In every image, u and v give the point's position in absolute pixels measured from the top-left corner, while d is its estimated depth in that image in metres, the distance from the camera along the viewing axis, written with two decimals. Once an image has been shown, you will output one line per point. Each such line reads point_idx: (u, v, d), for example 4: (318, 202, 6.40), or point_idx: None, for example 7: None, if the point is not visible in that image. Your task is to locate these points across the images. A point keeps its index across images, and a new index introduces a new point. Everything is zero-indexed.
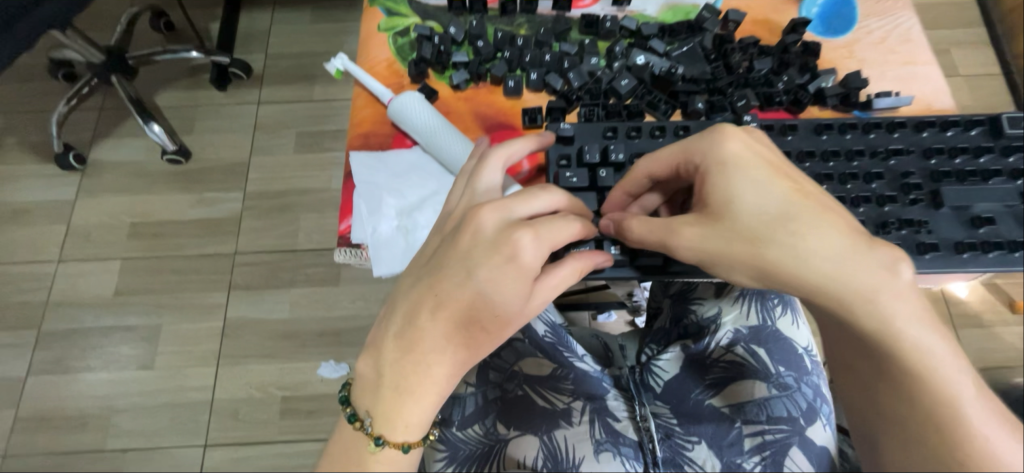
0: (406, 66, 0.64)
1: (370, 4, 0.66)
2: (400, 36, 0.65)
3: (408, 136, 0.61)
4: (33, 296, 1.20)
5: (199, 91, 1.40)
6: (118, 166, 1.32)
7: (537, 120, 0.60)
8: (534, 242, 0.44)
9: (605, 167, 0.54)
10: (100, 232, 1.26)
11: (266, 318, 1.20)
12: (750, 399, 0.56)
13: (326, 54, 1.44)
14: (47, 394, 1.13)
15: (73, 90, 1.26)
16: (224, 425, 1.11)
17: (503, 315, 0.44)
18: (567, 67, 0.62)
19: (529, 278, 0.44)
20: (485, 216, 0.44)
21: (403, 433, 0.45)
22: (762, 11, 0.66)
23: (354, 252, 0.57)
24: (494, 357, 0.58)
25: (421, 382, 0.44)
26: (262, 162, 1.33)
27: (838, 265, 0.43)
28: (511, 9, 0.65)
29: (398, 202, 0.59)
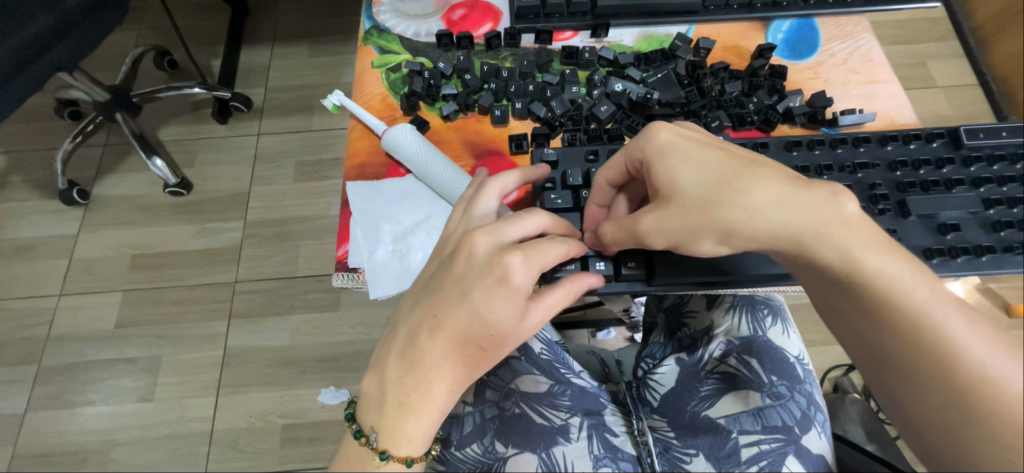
0: (398, 99, 0.67)
1: (363, 43, 0.70)
2: (392, 72, 0.68)
3: (402, 165, 0.64)
4: (35, 331, 1.21)
5: (201, 125, 1.44)
6: (121, 199, 1.35)
7: (524, 146, 0.63)
8: (525, 265, 0.45)
9: (588, 188, 0.57)
10: (102, 265, 1.28)
11: (267, 345, 1.20)
12: (745, 410, 0.57)
13: (324, 86, 1.48)
14: (45, 430, 1.13)
15: (78, 128, 1.30)
16: (224, 456, 1.10)
17: (497, 335, 0.45)
18: (550, 96, 0.65)
19: (522, 298, 0.45)
20: (479, 240, 0.46)
21: (406, 447, 0.46)
22: (730, 38, 0.69)
23: (352, 276, 0.59)
24: (492, 376, 0.60)
25: (422, 399, 0.45)
26: (262, 191, 1.36)
27: (793, 215, 0.44)
28: (496, 44, 0.69)
29: (393, 227, 0.61)
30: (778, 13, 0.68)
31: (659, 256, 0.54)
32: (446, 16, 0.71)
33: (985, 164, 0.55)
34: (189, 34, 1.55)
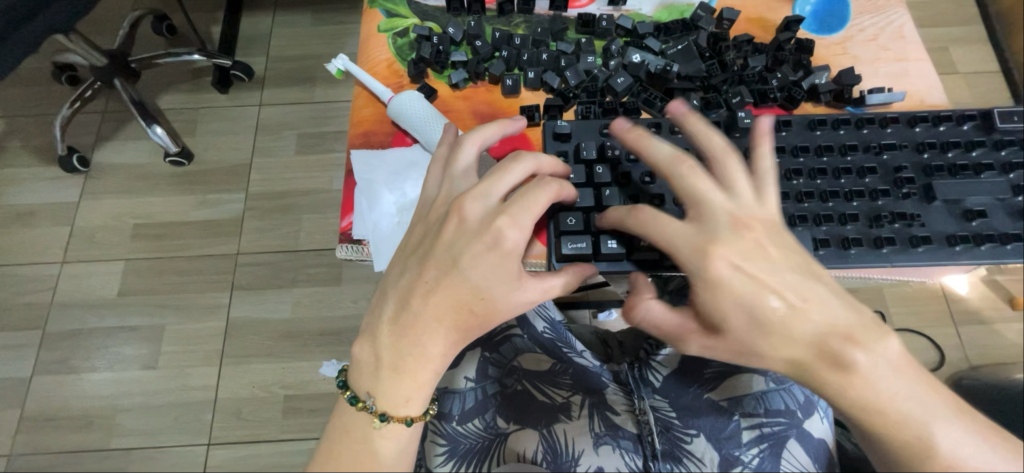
0: (405, 66, 0.64)
1: (370, 6, 0.67)
2: (399, 37, 0.66)
3: (408, 134, 0.62)
4: (39, 297, 1.22)
5: (201, 94, 1.41)
6: (121, 168, 1.33)
7: (536, 118, 0.61)
8: (515, 224, 0.45)
9: (602, 163, 0.55)
10: (104, 233, 1.27)
11: (269, 317, 1.21)
12: (748, 393, 0.57)
13: (327, 56, 1.45)
14: (50, 395, 1.15)
15: (76, 94, 1.28)
16: (229, 424, 1.12)
17: (489, 299, 0.45)
18: (564, 66, 0.63)
19: (514, 260, 0.45)
20: (469, 204, 0.47)
21: (405, 407, 0.46)
22: (756, 10, 0.66)
23: (356, 248, 0.58)
24: (494, 352, 0.60)
25: (417, 361, 0.46)
26: (264, 163, 1.34)
27: (814, 354, 0.43)
28: (508, 10, 0.66)
29: (398, 198, 0.59)
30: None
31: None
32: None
33: (1017, 148, 0.53)
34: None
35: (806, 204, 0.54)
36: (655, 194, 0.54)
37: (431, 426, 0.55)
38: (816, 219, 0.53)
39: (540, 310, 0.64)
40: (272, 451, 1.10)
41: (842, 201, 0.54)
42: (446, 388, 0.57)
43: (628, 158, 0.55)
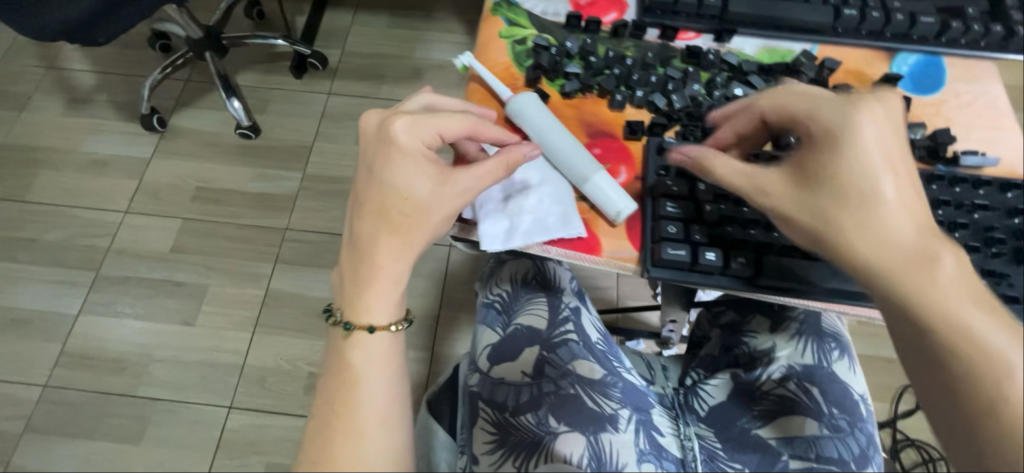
0: (522, 71, 0.62)
1: (491, 13, 0.66)
2: (518, 44, 0.64)
3: (520, 132, 0.59)
4: (98, 241, 1.29)
5: (276, 76, 1.50)
6: (193, 133, 1.42)
7: (638, 133, 0.59)
8: (410, 128, 0.50)
9: (705, 181, 0.54)
10: (168, 192, 1.35)
11: (307, 294, 1.24)
12: (799, 435, 0.58)
13: (398, 58, 1.53)
14: (91, 335, 1.19)
15: (169, 61, 1.38)
16: (252, 391, 1.14)
17: (409, 195, 0.48)
18: (671, 89, 0.61)
19: (428, 163, 0.50)
20: (398, 128, 0.50)
21: (364, 314, 0.48)
22: (854, 63, 0.64)
23: (465, 227, 0.55)
24: (552, 354, 0.63)
25: (368, 266, 0.48)
26: (325, 148, 1.41)
27: (907, 252, 0.42)
28: (622, 34, 0.65)
29: (507, 187, 0.56)
30: (903, 46, 0.64)
31: (769, 257, 0.50)
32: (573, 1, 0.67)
33: None
34: None
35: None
36: (750, 217, 0.52)
37: (482, 413, 0.58)
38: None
39: (593, 323, 0.68)
40: (288, 425, 1.12)
41: None
42: (501, 379, 0.61)
43: None
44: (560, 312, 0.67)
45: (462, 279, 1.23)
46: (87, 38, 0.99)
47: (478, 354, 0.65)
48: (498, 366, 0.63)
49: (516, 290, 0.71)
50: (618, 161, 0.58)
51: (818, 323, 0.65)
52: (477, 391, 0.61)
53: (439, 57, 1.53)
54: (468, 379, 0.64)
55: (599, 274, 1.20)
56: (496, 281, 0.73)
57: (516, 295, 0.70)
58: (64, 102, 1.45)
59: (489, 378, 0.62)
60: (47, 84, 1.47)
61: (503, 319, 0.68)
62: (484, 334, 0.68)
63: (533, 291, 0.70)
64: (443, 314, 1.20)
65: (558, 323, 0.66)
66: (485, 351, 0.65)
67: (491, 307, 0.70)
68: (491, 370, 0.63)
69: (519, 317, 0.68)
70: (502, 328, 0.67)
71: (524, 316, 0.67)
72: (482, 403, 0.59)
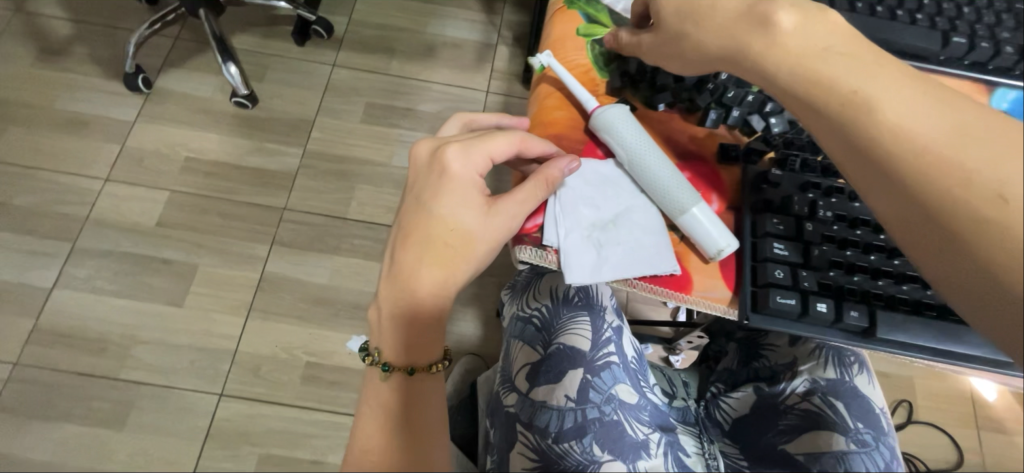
0: (604, 77, 0.57)
1: (568, 7, 0.61)
2: (598, 45, 0.58)
3: (603, 147, 0.54)
4: (75, 210, 1.18)
5: (276, 41, 1.39)
6: (183, 97, 1.31)
7: (733, 159, 0.53)
8: (461, 153, 0.47)
9: (812, 221, 0.49)
10: (155, 160, 1.24)
11: (306, 279, 1.18)
12: (827, 451, 0.54)
13: (411, 32, 1.43)
14: (67, 312, 1.11)
15: (158, 16, 1.26)
16: (244, 379, 1.09)
17: (459, 226, 0.46)
18: (771, 109, 0.54)
19: (477, 192, 0.47)
20: (449, 153, 0.47)
21: (406, 353, 0.46)
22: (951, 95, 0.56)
23: (543, 254, 0.49)
24: (594, 376, 0.59)
25: (410, 303, 0.45)
26: (328, 124, 1.32)
27: (820, 76, 0.42)
28: None
29: (592, 214, 0.50)
30: (1007, 79, 0.56)
31: (879, 308, 0.46)
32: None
33: None
34: None
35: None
36: (856, 262, 0.48)
37: (521, 438, 0.56)
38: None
39: (632, 341, 0.65)
40: (284, 416, 1.07)
41: None
42: (543, 402, 0.58)
43: (835, 223, 0.50)
44: (603, 333, 0.62)
45: None
46: None
47: (515, 373, 0.62)
48: (537, 388, 0.59)
49: (557, 307, 0.65)
50: (709, 189, 0.52)
51: None
52: (516, 413, 0.58)
53: (454, 35, 1.44)
54: (504, 398, 0.61)
55: None
56: (533, 295, 0.68)
57: (557, 311, 0.65)
58: (36, 52, 1.31)
59: (529, 400, 0.59)
60: (16, 30, 1.32)
61: (543, 337, 0.63)
62: (520, 351, 0.64)
63: (574, 308, 0.64)
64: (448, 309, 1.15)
65: (600, 344, 0.61)
66: (523, 370, 0.62)
67: (528, 323, 0.66)
68: (531, 391, 0.59)
69: (561, 336, 0.62)
70: (543, 347, 0.63)
71: (567, 334, 0.62)
72: (521, 426, 0.57)
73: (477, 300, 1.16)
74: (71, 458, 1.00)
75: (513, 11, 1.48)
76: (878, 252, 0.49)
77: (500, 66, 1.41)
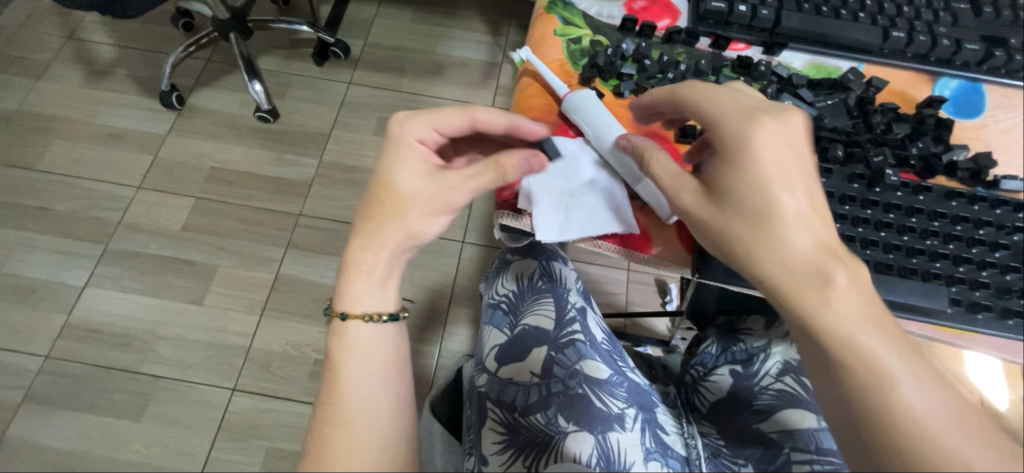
0: (577, 69, 0.61)
1: (546, 11, 0.65)
2: (572, 43, 0.63)
3: (573, 128, 0.58)
4: (109, 215, 1.28)
5: (297, 62, 1.51)
6: (212, 113, 1.42)
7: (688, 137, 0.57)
8: (405, 123, 0.52)
9: None
10: (183, 170, 1.34)
11: (317, 281, 1.24)
12: (798, 428, 0.61)
13: (421, 52, 1.54)
14: (95, 309, 1.18)
15: (193, 39, 1.38)
16: (255, 374, 1.14)
17: (397, 190, 0.49)
18: None
19: (421, 160, 0.51)
20: (394, 122, 0.52)
21: (344, 303, 0.48)
22: (897, 83, 0.61)
23: (519, 217, 0.52)
24: (559, 354, 0.64)
25: (351, 259, 0.48)
26: (342, 136, 1.41)
27: (785, 253, 0.44)
28: (675, 39, 0.63)
29: (565, 181, 0.54)
30: (948, 69, 0.61)
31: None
32: (628, 3, 0.66)
33: None
34: None
35: (938, 263, 0.49)
36: None
37: (491, 414, 0.62)
38: (948, 278, 0.49)
39: (599, 322, 0.70)
40: (291, 411, 1.11)
41: (974, 268, 0.49)
42: (509, 379, 0.64)
43: None
44: (566, 312, 0.68)
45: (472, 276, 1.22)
46: (119, 11, 1.00)
47: (486, 356, 0.68)
48: (505, 367, 0.65)
49: (523, 291, 0.71)
50: None
51: None
52: (486, 391, 0.64)
53: (461, 55, 1.54)
54: (476, 380, 0.67)
55: (608, 280, 1.20)
56: (502, 282, 0.74)
57: (523, 295, 0.71)
58: (83, 73, 1.44)
59: (497, 379, 0.65)
60: (67, 54, 1.46)
61: (510, 320, 0.69)
62: (491, 335, 0.70)
63: (539, 291, 0.70)
64: (450, 308, 1.18)
65: (565, 323, 0.67)
66: (492, 352, 0.68)
67: (497, 308, 0.72)
68: (499, 371, 0.65)
69: (527, 317, 0.68)
70: (510, 329, 0.68)
71: (531, 316, 0.68)
72: (491, 403, 0.63)
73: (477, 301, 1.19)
74: (92, 446, 1.06)
75: (517, 32, 1.58)
76: None
77: (504, 83, 1.50)
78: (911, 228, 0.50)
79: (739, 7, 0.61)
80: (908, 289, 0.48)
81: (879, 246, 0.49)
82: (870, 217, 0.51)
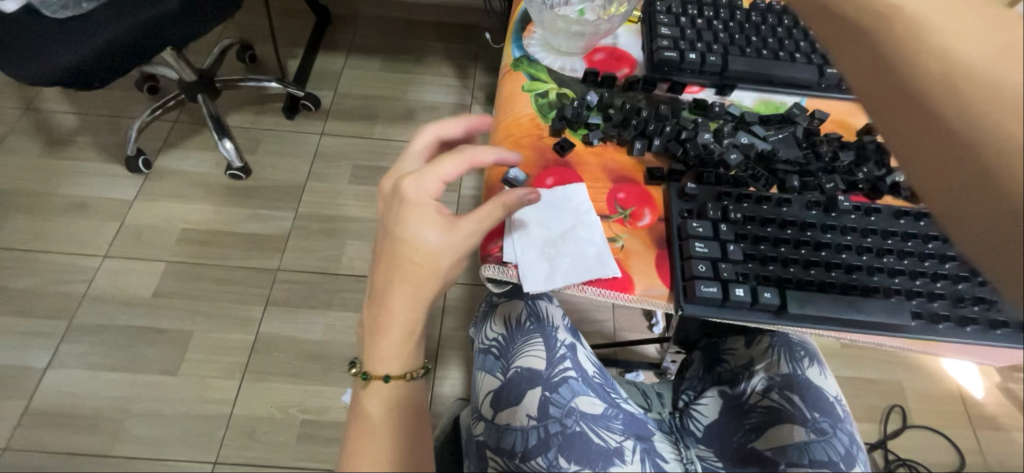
0: (547, 122, 0.64)
1: (513, 69, 0.69)
2: (540, 97, 0.66)
3: (547, 178, 0.60)
4: (73, 288, 1.22)
5: (268, 116, 1.51)
6: (181, 174, 1.40)
7: (658, 178, 0.60)
8: (416, 182, 0.49)
9: (726, 223, 0.55)
10: (152, 234, 1.30)
11: (301, 337, 1.21)
12: (791, 442, 0.62)
13: (391, 99, 1.57)
14: (59, 390, 1.11)
15: (160, 103, 1.38)
16: (239, 444, 1.08)
17: (421, 250, 0.48)
18: (686, 137, 0.62)
19: (436, 212, 0.49)
20: (405, 182, 0.49)
21: (383, 364, 0.50)
22: (840, 113, 0.67)
23: (503, 270, 0.53)
24: (553, 393, 0.64)
25: (388, 322, 0.49)
26: (317, 187, 1.41)
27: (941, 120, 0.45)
28: (635, 88, 0.68)
29: (545, 232, 0.56)
30: None
31: (791, 289, 0.51)
32: (588, 57, 0.71)
33: None
34: (277, 35, 1.68)
35: (896, 279, 0.53)
36: (767, 254, 0.53)
37: (491, 463, 0.61)
38: (906, 292, 0.52)
39: (589, 356, 0.71)
40: None
41: (926, 281, 0.53)
42: (507, 425, 0.63)
43: (745, 223, 0.55)
44: (557, 350, 0.68)
45: (459, 316, 1.20)
46: (84, 83, 0.99)
47: (480, 402, 0.67)
48: (500, 413, 0.64)
49: (511, 333, 0.71)
50: (641, 205, 0.58)
51: (786, 336, 0.71)
52: (485, 440, 0.64)
53: (432, 99, 1.58)
54: (473, 429, 0.66)
55: (594, 308, 1.21)
56: (490, 326, 0.74)
57: (512, 338, 0.70)
58: (42, 143, 1.40)
59: (494, 426, 0.64)
60: (24, 125, 1.43)
61: (502, 364, 0.69)
62: (484, 380, 0.69)
63: (527, 332, 0.70)
64: (439, 352, 1.16)
65: (556, 362, 0.67)
66: (487, 398, 0.66)
67: (488, 353, 0.71)
68: (496, 417, 0.64)
69: (518, 359, 0.68)
70: (503, 373, 0.68)
71: (523, 357, 0.68)
72: (490, 452, 0.62)
73: (466, 342, 1.18)
74: None
75: (484, 74, 1.64)
76: (786, 244, 0.54)
77: None
78: (868, 248, 0.54)
79: (689, 55, 0.67)
80: (875, 307, 0.51)
81: (842, 268, 0.53)
82: (830, 240, 0.54)
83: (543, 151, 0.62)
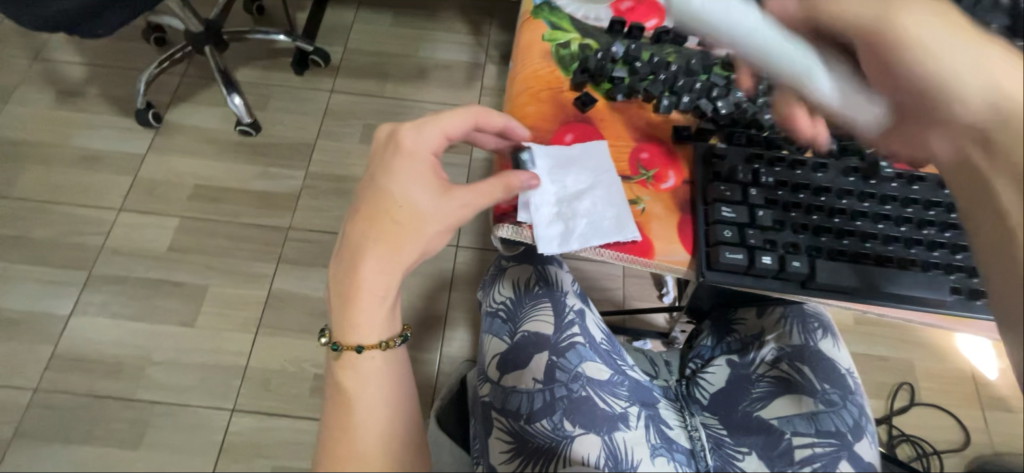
0: (568, 75, 0.61)
1: (533, 17, 0.65)
2: (562, 48, 0.63)
3: (566, 135, 0.57)
4: (90, 240, 1.24)
5: (277, 72, 1.48)
6: (191, 129, 1.38)
7: (686, 137, 0.57)
8: (417, 132, 0.48)
9: (756, 187, 0.52)
10: (166, 189, 1.31)
11: (312, 295, 1.22)
12: (799, 413, 0.61)
13: (402, 56, 1.52)
14: (84, 337, 1.15)
15: (167, 55, 1.35)
16: (254, 393, 1.12)
17: (409, 209, 0.47)
18: (718, 94, 0.59)
19: (430, 171, 0.48)
20: (405, 131, 0.48)
21: (354, 334, 0.47)
22: None
23: (517, 230, 0.52)
24: (561, 357, 0.64)
25: (357, 284, 0.46)
26: (327, 146, 1.39)
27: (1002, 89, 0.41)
28: (663, 40, 0.64)
29: (559, 191, 0.54)
30: None
31: (821, 260, 0.49)
32: (615, 5, 0.66)
33: None
34: None
35: (935, 253, 0.50)
36: (799, 221, 0.51)
37: (497, 423, 0.61)
38: (945, 267, 0.49)
39: (597, 322, 0.70)
40: (292, 427, 1.09)
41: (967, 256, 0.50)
42: (512, 387, 0.63)
43: (778, 187, 0.52)
44: (565, 316, 0.68)
45: (469, 280, 1.20)
46: (85, 30, 0.96)
47: (487, 364, 0.67)
48: (507, 375, 0.64)
49: (519, 297, 0.70)
50: (666, 165, 0.56)
51: (801, 309, 0.70)
52: (490, 401, 0.64)
53: (444, 57, 1.52)
54: (479, 390, 0.66)
55: (604, 276, 1.20)
56: (498, 288, 0.72)
57: (520, 301, 0.70)
58: (53, 94, 1.39)
59: (500, 388, 0.64)
60: (34, 76, 1.41)
61: (509, 327, 0.68)
62: (490, 343, 0.69)
63: (535, 296, 0.69)
64: (447, 314, 1.17)
65: (565, 327, 0.66)
66: (493, 360, 0.67)
67: (495, 316, 0.70)
68: (501, 379, 0.65)
69: (526, 323, 0.68)
70: (510, 337, 0.67)
71: (530, 322, 0.67)
72: (496, 412, 0.62)
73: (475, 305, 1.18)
74: None
75: (499, 32, 1.57)
76: (818, 212, 0.51)
77: (489, 84, 1.48)
78: (908, 219, 0.51)
79: None
80: (909, 281, 0.49)
81: (877, 239, 0.50)
82: (867, 210, 0.52)
83: (564, 107, 0.59)
